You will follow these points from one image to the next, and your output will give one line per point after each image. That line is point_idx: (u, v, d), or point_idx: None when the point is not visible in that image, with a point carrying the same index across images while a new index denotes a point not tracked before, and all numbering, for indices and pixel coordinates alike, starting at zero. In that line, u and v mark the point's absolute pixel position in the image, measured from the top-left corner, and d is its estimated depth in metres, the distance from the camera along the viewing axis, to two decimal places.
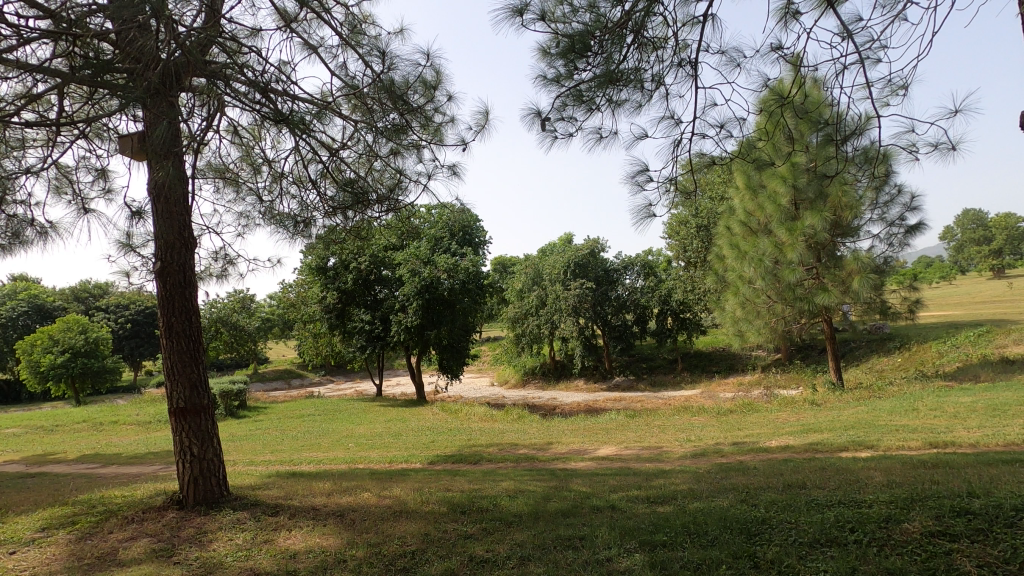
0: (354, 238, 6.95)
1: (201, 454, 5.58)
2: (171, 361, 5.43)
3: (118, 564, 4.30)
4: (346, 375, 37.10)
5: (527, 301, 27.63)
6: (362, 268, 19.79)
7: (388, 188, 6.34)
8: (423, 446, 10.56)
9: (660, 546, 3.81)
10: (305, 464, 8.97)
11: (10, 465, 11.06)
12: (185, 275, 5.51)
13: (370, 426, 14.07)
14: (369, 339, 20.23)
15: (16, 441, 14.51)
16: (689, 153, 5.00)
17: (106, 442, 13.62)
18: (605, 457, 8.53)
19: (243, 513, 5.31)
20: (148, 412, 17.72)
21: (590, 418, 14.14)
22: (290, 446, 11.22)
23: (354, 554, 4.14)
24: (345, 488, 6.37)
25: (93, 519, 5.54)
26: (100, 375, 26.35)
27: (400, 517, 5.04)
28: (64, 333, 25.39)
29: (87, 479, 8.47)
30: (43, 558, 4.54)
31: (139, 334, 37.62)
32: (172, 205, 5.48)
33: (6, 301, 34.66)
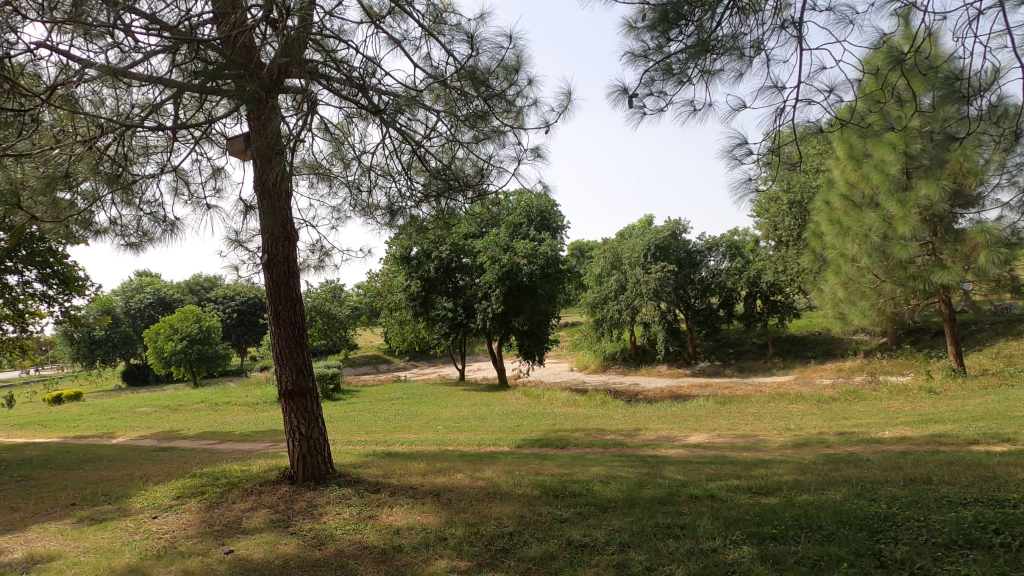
0: (439, 227, 7.09)
1: (308, 434, 5.97)
2: (279, 347, 5.82)
3: (243, 531, 4.70)
4: (428, 360, 38.41)
5: (605, 286, 27.23)
6: (444, 257, 20.38)
7: (472, 175, 6.38)
8: (509, 429, 10.74)
9: (771, 539, 3.62)
10: (399, 445, 9.40)
11: (144, 440, 12.42)
12: (289, 266, 5.87)
13: (456, 409, 14.50)
14: (451, 326, 20.81)
15: (148, 418, 16.29)
16: (791, 122, 4.63)
17: (221, 421, 15.01)
18: (696, 444, 8.26)
19: (348, 489, 5.63)
20: (255, 395, 19.30)
21: (676, 405, 13.73)
22: (382, 428, 11.80)
23: (454, 533, 4.27)
24: (439, 469, 6.60)
25: (219, 489, 6.10)
26: (213, 360, 28.99)
27: (494, 499, 5.14)
28: (182, 322, 28.10)
29: (209, 454, 9.35)
30: (179, 523, 5.05)
31: (244, 322, 41.06)
32: (275, 201, 5.81)
33: (133, 295, 38.99)
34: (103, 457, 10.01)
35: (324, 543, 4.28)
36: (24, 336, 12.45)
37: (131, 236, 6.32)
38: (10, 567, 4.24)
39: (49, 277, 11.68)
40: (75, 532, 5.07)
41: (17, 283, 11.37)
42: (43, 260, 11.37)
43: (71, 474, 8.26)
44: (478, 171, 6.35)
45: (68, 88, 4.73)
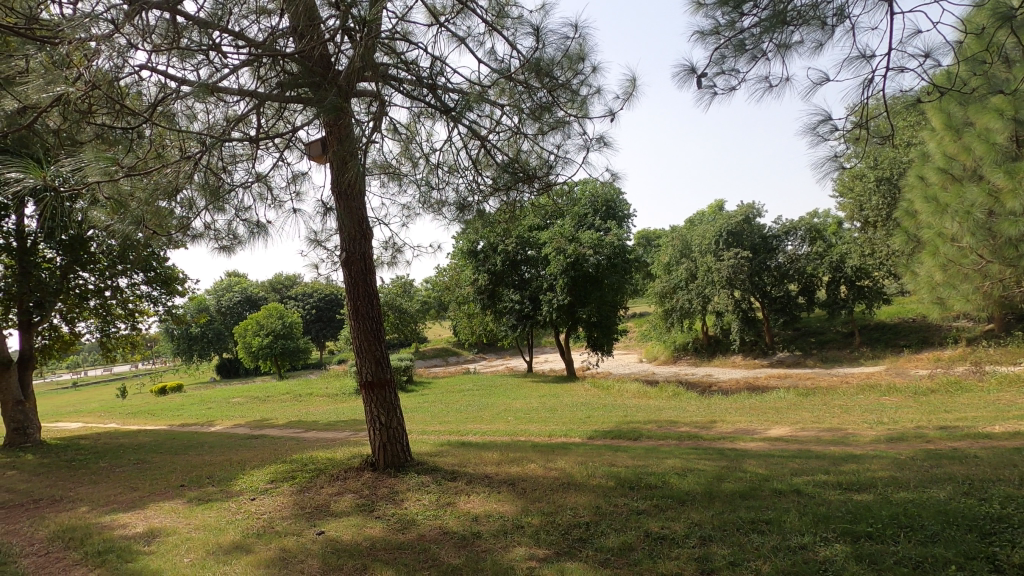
0: (506, 220, 7.15)
1: (388, 423, 6.23)
2: (358, 340, 6.10)
3: (332, 514, 4.99)
4: (496, 352, 38.94)
5: (675, 275, 26.60)
6: (510, 250, 20.59)
7: (538, 167, 6.38)
8: (581, 421, 10.73)
9: (866, 538, 3.42)
10: (472, 435, 9.62)
11: (239, 428, 13.43)
12: (365, 263, 6.13)
13: (525, 400, 14.65)
14: (519, 318, 21.00)
15: (241, 408, 17.60)
16: (881, 93, 4.28)
17: (306, 411, 15.97)
18: (778, 437, 7.92)
19: (426, 477, 5.85)
20: (335, 386, 20.37)
21: (754, 397, 13.18)
22: (455, 418, 12.12)
23: (530, 521, 4.34)
24: (512, 459, 6.70)
25: (308, 475, 6.49)
26: (296, 354, 30.81)
27: (569, 489, 5.17)
28: (268, 318, 30.05)
29: (297, 442, 9.98)
30: (275, 505, 5.44)
31: (322, 318, 43.36)
32: (350, 202, 6.06)
33: (224, 294, 42.22)
34: (205, 443, 10.92)
35: (407, 527, 4.47)
36: (134, 333, 13.75)
37: (224, 240, 6.82)
38: (135, 540, 4.73)
39: (153, 279, 12.84)
40: (187, 510, 5.57)
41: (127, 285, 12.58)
42: (148, 263, 12.50)
43: (179, 458, 9.08)
44: (544, 164, 6.32)
45: (167, 106, 5.11)
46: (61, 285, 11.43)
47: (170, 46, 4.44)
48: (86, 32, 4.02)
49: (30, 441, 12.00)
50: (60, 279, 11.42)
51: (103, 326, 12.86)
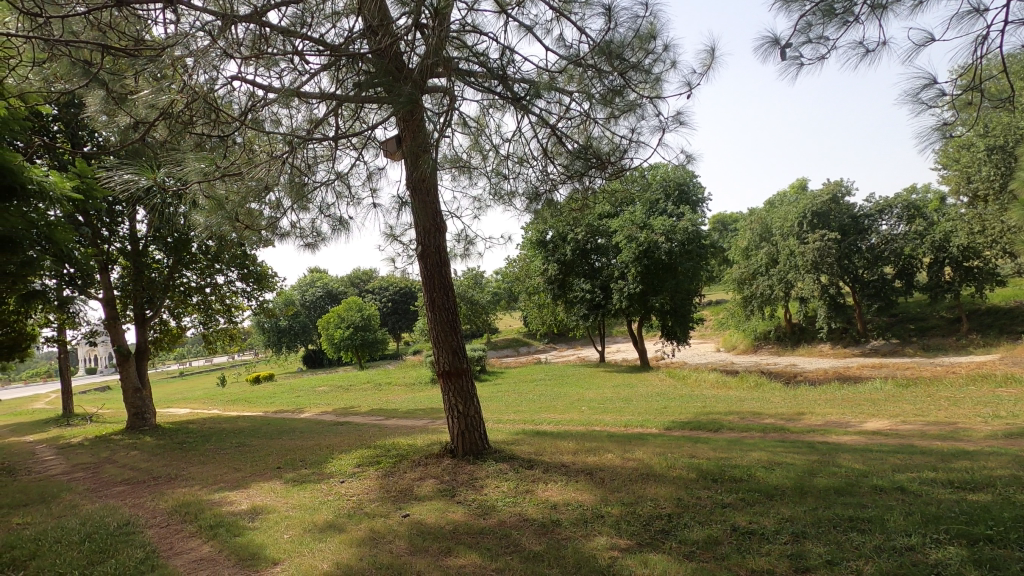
0: (576, 208, 7.07)
1: (465, 412, 6.39)
2: (435, 331, 6.29)
3: (416, 498, 5.19)
4: (567, 342, 38.87)
5: (755, 260, 25.66)
6: (579, 239, 20.43)
7: (608, 153, 6.24)
8: (657, 411, 10.52)
9: (985, 542, 3.13)
10: (546, 424, 9.68)
11: (326, 415, 14.27)
12: (440, 255, 6.29)
13: (598, 390, 14.56)
14: (590, 308, 20.82)
15: (327, 396, 18.65)
16: (998, 49, 3.84)
17: (387, 399, 16.69)
18: (875, 431, 7.39)
19: (504, 465, 5.94)
20: (412, 376, 21.16)
21: (846, 388, 12.37)
22: (529, 408, 12.24)
23: (610, 511, 4.31)
24: (589, 448, 6.67)
25: (391, 460, 6.78)
26: (375, 345, 32.20)
27: (648, 480, 5.08)
28: (348, 311, 31.64)
29: (379, 428, 10.45)
30: (363, 488, 5.73)
31: (398, 310, 45.16)
32: (425, 196, 6.22)
33: (308, 289, 44.95)
34: (296, 428, 11.68)
35: (488, 513, 4.57)
36: (232, 326, 14.86)
37: (308, 237, 7.19)
38: (240, 516, 5.14)
39: (247, 275, 13.81)
40: (284, 490, 5.99)
41: (224, 282, 13.60)
42: (242, 261, 13.48)
43: (276, 442, 9.77)
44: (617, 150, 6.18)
45: (255, 113, 5.43)
46: (168, 283, 12.54)
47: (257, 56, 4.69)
48: (186, 49, 4.34)
49: (148, 425, 13.32)
50: (167, 277, 12.53)
51: (205, 320, 14.01)
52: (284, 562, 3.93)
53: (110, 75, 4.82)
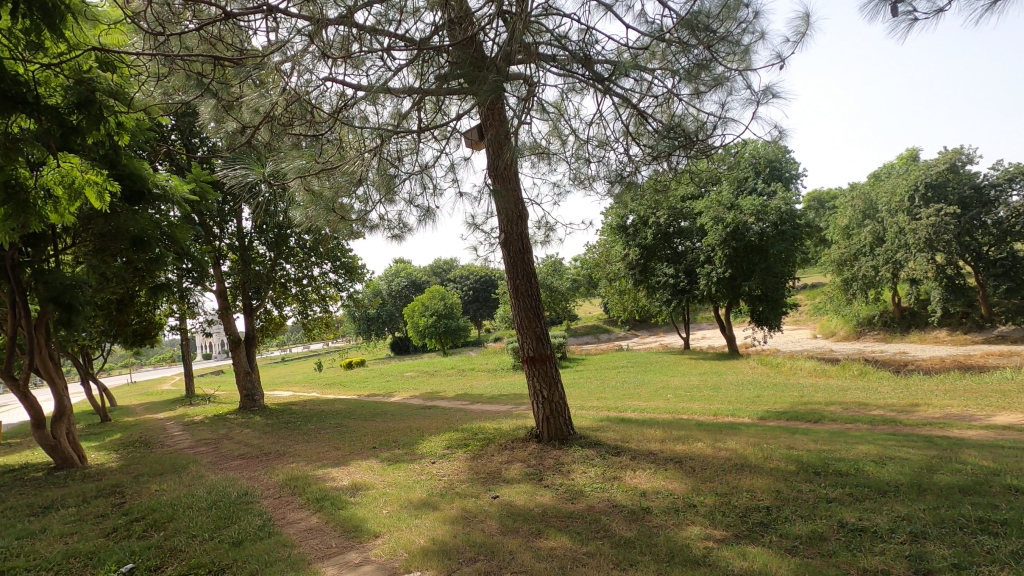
0: (659, 189, 6.82)
1: (550, 397, 6.44)
2: (519, 318, 6.38)
3: (505, 480, 5.31)
4: (649, 328, 37.98)
5: (858, 239, 23.76)
6: (662, 222, 19.84)
7: (693, 131, 5.95)
8: (749, 400, 10.06)
9: None
10: (631, 412, 9.54)
11: (414, 399, 14.90)
12: (522, 242, 6.35)
13: (684, 378, 14.16)
14: (674, 293, 20.17)
15: (415, 381, 19.49)
16: None
17: (471, 385, 17.17)
18: (1006, 426, 6.64)
19: (590, 451, 5.92)
20: (494, 362, 21.61)
21: (969, 378, 11.20)
22: (612, 395, 12.13)
23: (703, 501, 4.19)
24: (677, 437, 6.50)
25: (478, 443, 6.97)
26: (457, 333, 33.14)
27: (743, 470, 4.88)
28: (431, 300, 32.81)
29: (464, 413, 10.77)
30: (453, 469, 5.95)
31: (479, 298, 46.25)
32: (506, 183, 6.28)
33: (394, 279, 47.13)
34: (388, 411, 12.31)
35: (576, 498, 4.59)
36: (327, 314, 15.83)
37: (395, 229, 7.49)
38: (343, 491, 5.51)
39: (339, 266, 14.66)
40: (380, 468, 6.34)
41: (319, 273, 14.52)
42: (334, 253, 14.33)
43: (370, 424, 10.34)
44: (703, 126, 5.87)
45: (345, 112, 5.69)
46: (271, 275, 13.56)
47: (346, 57, 4.90)
48: (283, 54, 4.63)
49: (257, 405, 14.54)
50: (270, 270, 13.56)
51: (303, 309, 15.03)
52: (384, 535, 4.17)
53: (217, 85, 5.22)
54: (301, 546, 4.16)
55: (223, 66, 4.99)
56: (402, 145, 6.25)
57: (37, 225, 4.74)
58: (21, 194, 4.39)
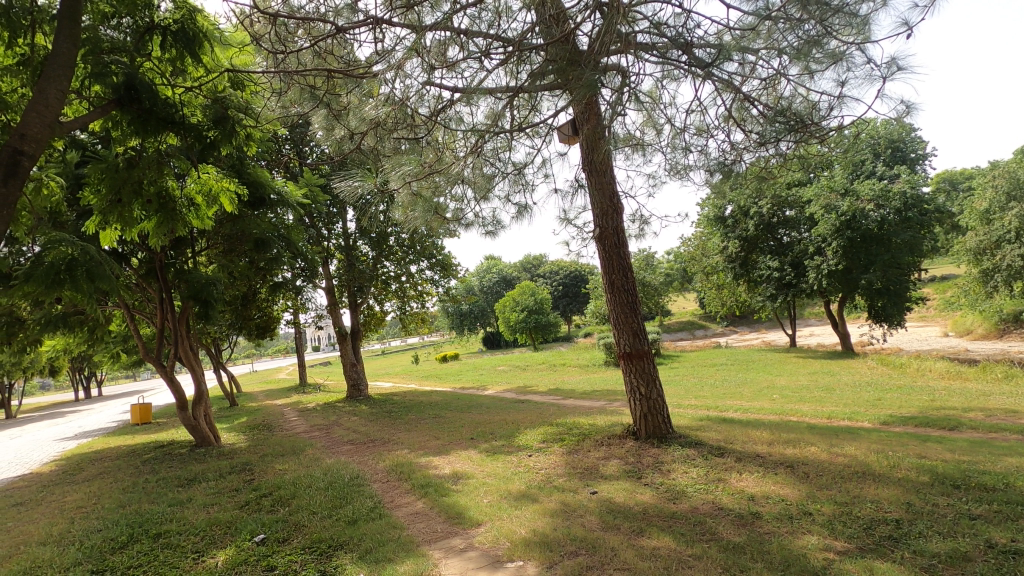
0: (763, 176, 6.39)
1: (648, 394, 6.32)
2: (616, 313, 6.32)
3: (602, 476, 5.28)
4: (749, 324, 35.95)
5: (1000, 224, 20.93)
6: (764, 212, 18.64)
7: (804, 112, 5.48)
8: (868, 403, 9.23)
9: None
10: (733, 411, 9.09)
11: (508, 392, 15.18)
12: (618, 236, 6.26)
13: (791, 377, 13.27)
14: (779, 287, 18.93)
15: (507, 375, 19.88)
16: None
17: (563, 380, 17.21)
18: None
19: (691, 451, 5.74)
20: (585, 358, 21.52)
21: None
22: (712, 393, 11.63)
23: (820, 509, 3.92)
24: (787, 440, 6.11)
25: (574, 438, 6.98)
26: (547, 328, 33.31)
27: (865, 479, 4.50)
28: (522, 295, 33.22)
29: (558, 407, 10.82)
30: (550, 462, 6.00)
31: (568, 293, 46.20)
32: (601, 177, 6.20)
33: (485, 275, 48.32)
34: (483, 404, 12.64)
35: (678, 498, 4.46)
36: (423, 309, 16.53)
37: (490, 225, 7.64)
38: (445, 479, 5.75)
39: (435, 263, 15.25)
40: (479, 459, 6.54)
41: (417, 270, 15.19)
42: (430, 251, 14.93)
43: (466, 416, 10.68)
44: (816, 109, 5.40)
45: (442, 115, 5.85)
46: (372, 273, 14.38)
47: (443, 62, 5.01)
48: (386, 64, 4.84)
49: (362, 395, 15.51)
50: (372, 268, 14.38)
51: (402, 304, 15.78)
52: (486, 524, 4.30)
53: (327, 96, 5.55)
54: (409, 528, 4.40)
55: (334, 79, 5.32)
56: (496, 143, 6.32)
57: (184, 230, 5.30)
58: (169, 203, 4.94)
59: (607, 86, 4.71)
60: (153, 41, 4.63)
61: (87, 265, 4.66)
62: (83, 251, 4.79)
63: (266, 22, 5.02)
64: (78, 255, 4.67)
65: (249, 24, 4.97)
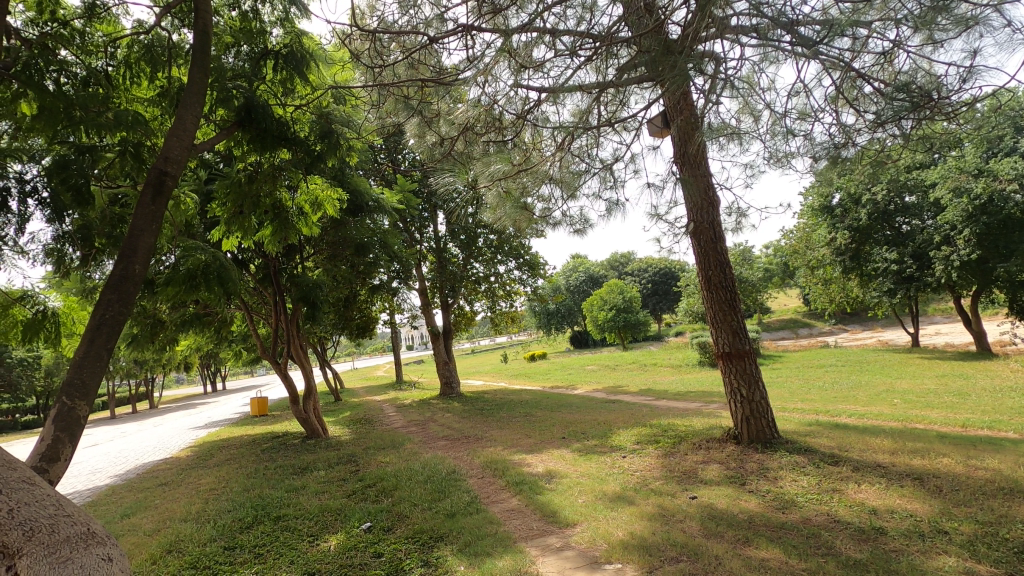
0: (878, 159, 5.81)
1: (750, 396, 5.99)
2: (713, 311, 6.07)
3: (701, 481, 5.07)
4: (861, 322, 33.01)
5: None
6: (879, 200, 17.02)
7: (926, 87, 4.91)
8: (1013, 410, 8.15)
9: None
10: (847, 416, 8.39)
11: (598, 392, 15.02)
12: (715, 231, 5.99)
13: (914, 380, 12.03)
14: (897, 281, 17.24)
15: (597, 375, 19.67)
16: None
17: (655, 380, 16.78)
18: None
19: (800, 458, 5.36)
20: (677, 358, 20.79)
21: None
22: (821, 396, 10.82)
23: (958, 528, 3.51)
24: (913, 449, 5.53)
25: (670, 441, 6.75)
26: (637, 327, 32.53)
27: (1012, 496, 3.97)
28: (610, 294, 32.70)
29: (651, 408, 10.54)
30: (645, 464, 5.86)
31: (658, 292, 44.89)
32: (695, 169, 5.97)
33: (572, 274, 48.19)
34: (573, 403, 12.61)
35: (788, 507, 4.19)
36: (512, 309, 16.75)
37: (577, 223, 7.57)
38: (539, 477, 5.79)
39: (523, 263, 15.41)
40: (571, 458, 6.52)
41: (505, 271, 15.43)
42: (518, 251, 15.11)
43: (556, 415, 10.69)
44: (943, 83, 4.82)
45: (529, 115, 5.85)
46: (463, 274, 14.79)
47: (529, 63, 4.99)
48: (474, 70, 4.93)
49: (454, 392, 15.98)
50: (462, 269, 14.79)
51: (491, 304, 16.08)
52: (582, 524, 4.28)
53: (421, 105, 5.73)
54: (505, 524, 4.47)
55: (425, 87, 5.48)
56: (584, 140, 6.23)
57: (295, 237, 5.75)
58: (283, 213, 5.39)
59: (700, 75, 4.47)
60: (268, 66, 5.04)
61: (216, 271, 5.15)
62: (212, 258, 5.31)
63: (363, 38, 5.27)
64: (208, 263, 5.17)
65: (348, 41, 5.27)
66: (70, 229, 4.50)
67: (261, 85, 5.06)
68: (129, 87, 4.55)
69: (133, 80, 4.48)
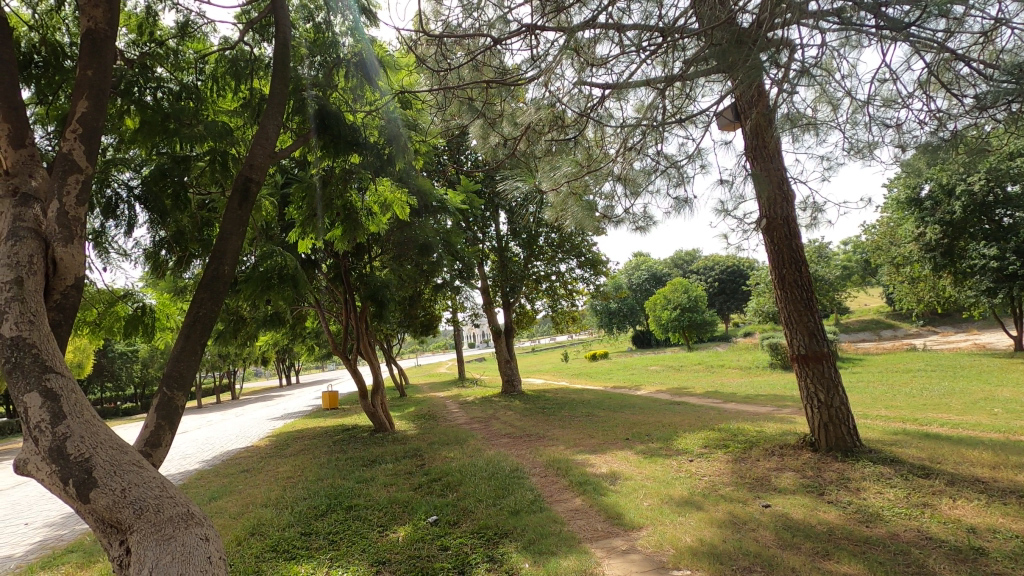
0: (976, 147, 5.33)
1: (829, 402, 5.66)
2: (788, 311, 5.79)
3: (775, 489, 4.85)
4: (954, 324, 30.45)
5: None
6: (976, 190, 15.60)
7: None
8: None
9: None
10: (938, 426, 7.77)
11: (662, 393, 14.69)
12: (789, 227, 5.72)
13: (1017, 388, 10.98)
14: (997, 280, 15.76)
15: (660, 375, 19.23)
16: None
17: (722, 382, 16.21)
18: None
19: (886, 469, 5.02)
20: (746, 359, 19.99)
21: None
22: (908, 403, 10.08)
23: None
24: (1017, 464, 5.05)
25: (740, 446, 6.50)
26: (703, 327, 31.50)
27: None
28: (674, 293, 31.68)
29: (719, 411, 10.18)
30: (714, 469, 5.67)
31: (726, 291, 43.28)
32: (768, 162, 5.70)
33: (635, 273, 47.31)
34: (637, 404, 12.40)
35: (873, 521, 3.93)
36: (573, 308, 16.65)
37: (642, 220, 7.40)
38: (603, 478, 5.73)
39: (584, 261, 15.27)
40: (636, 460, 6.41)
41: (567, 269, 15.37)
42: (580, 250, 14.98)
43: (619, 415, 10.55)
44: None
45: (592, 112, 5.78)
46: (524, 272, 14.84)
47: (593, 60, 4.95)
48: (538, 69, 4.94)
49: (516, 391, 16.08)
50: (523, 267, 14.85)
51: (553, 303, 16.03)
52: (648, 527, 4.20)
53: (484, 107, 5.78)
54: (570, 524, 4.46)
55: (489, 88, 5.54)
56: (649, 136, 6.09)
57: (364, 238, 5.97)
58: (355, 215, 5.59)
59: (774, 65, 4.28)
60: (340, 74, 5.28)
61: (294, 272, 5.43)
62: (290, 260, 5.60)
63: (429, 43, 5.42)
64: (287, 265, 5.46)
65: (415, 46, 5.44)
66: (167, 234, 4.88)
67: (334, 93, 5.30)
68: (216, 99, 4.87)
69: (219, 93, 4.78)
